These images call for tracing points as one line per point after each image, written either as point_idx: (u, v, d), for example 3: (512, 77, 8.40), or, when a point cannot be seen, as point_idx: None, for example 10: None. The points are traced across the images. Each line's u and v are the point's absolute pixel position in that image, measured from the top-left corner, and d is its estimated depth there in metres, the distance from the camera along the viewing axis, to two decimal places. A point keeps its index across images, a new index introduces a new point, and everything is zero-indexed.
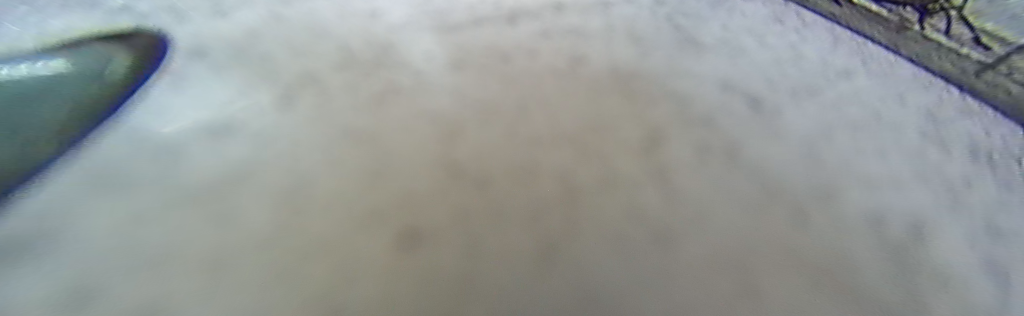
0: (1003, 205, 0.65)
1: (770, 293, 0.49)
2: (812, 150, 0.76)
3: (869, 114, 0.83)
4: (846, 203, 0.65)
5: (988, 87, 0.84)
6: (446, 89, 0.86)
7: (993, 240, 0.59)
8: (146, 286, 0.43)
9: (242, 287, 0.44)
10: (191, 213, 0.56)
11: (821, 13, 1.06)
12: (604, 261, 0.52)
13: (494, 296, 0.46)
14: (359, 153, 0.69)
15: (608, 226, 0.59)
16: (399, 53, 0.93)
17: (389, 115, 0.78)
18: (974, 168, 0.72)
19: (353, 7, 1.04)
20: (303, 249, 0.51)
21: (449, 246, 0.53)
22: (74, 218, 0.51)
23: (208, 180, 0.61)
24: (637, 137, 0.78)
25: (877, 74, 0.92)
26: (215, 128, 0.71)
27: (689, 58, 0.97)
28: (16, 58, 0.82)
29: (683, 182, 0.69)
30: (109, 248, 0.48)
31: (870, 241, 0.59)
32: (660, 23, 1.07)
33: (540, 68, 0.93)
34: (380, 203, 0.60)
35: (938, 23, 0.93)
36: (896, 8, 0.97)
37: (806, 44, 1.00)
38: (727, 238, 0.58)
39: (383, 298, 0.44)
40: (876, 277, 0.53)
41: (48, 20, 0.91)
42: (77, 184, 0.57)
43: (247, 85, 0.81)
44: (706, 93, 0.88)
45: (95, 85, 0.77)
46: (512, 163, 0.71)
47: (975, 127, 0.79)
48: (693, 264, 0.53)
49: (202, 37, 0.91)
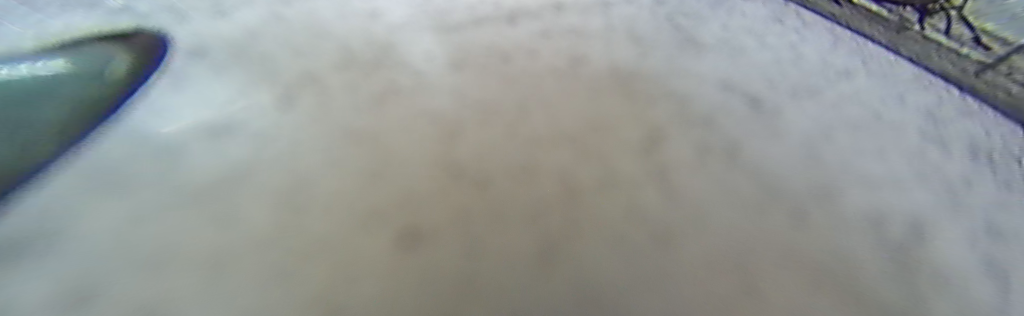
0: (1003, 206, 0.65)
1: (770, 293, 0.49)
2: (812, 150, 0.76)
3: (869, 114, 0.83)
4: (846, 203, 0.65)
5: (988, 86, 0.85)
6: (446, 89, 0.86)
7: (993, 240, 0.59)
8: (146, 287, 0.43)
9: (242, 287, 0.44)
10: (191, 214, 0.56)
11: (821, 13, 1.06)
12: (604, 261, 0.52)
13: (494, 296, 0.45)
14: (360, 153, 0.70)
15: (609, 226, 0.59)
16: (399, 53, 0.93)
17: (390, 114, 0.78)
18: (974, 168, 0.72)
19: (354, 7, 1.04)
20: (303, 249, 0.51)
21: (449, 246, 0.53)
22: (72, 218, 0.51)
23: (207, 181, 0.61)
24: (637, 137, 0.78)
25: (877, 73, 0.92)
26: (216, 128, 0.71)
27: (689, 58, 0.97)
28: (15, 58, 0.81)
29: (683, 182, 0.69)
30: (108, 249, 0.48)
31: (870, 241, 0.59)
32: (660, 23, 1.07)
33: (540, 68, 0.93)
34: (380, 203, 0.60)
35: (938, 23, 0.96)
36: (896, 9, 1.00)
37: (806, 44, 1.00)
38: (727, 239, 0.58)
39: (383, 298, 0.44)
40: (877, 278, 0.53)
41: (49, 20, 0.91)
42: (77, 183, 0.57)
43: (247, 85, 0.81)
44: (706, 93, 0.88)
45: (94, 85, 0.77)
46: (512, 163, 0.71)
47: (975, 127, 0.79)
48: (694, 265, 0.53)
49: (203, 37, 0.91)
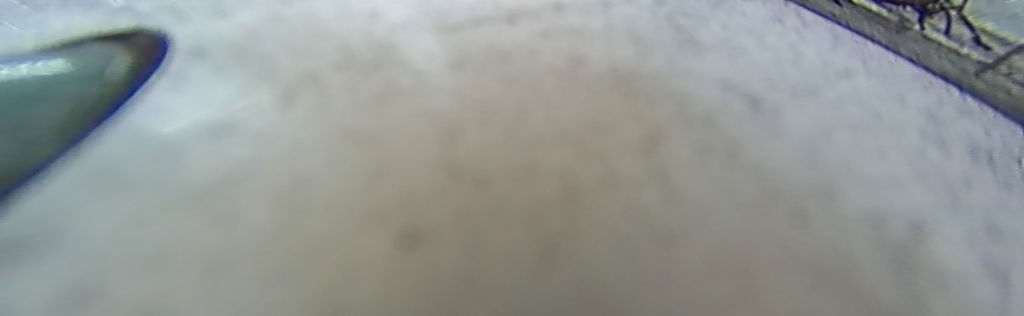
0: (1003, 205, 0.65)
1: (770, 294, 0.49)
2: (812, 151, 0.76)
3: (870, 114, 0.83)
4: (846, 203, 0.65)
5: (989, 86, 0.85)
6: (446, 89, 0.86)
7: (993, 239, 0.60)
8: (147, 286, 0.43)
9: (243, 288, 0.44)
10: (192, 213, 0.56)
11: (820, 12, 1.06)
12: (603, 260, 0.53)
13: (495, 296, 0.46)
14: (360, 153, 0.70)
15: (608, 225, 0.59)
16: (399, 53, 0.93)
17: (390, 114, 0.78)
18: (974, 167, 0.72)
19: (353, 7, 1.04)
20: (302, 250, 0.51)
21: (448, 247, 0.53)
22: (73, 219, 0.51)
23: (208, 180, 0.61)
24: (637, 136, 0.78)
25: (877, 74, 0.92)
26: (216, 128, 0.71)
27: (689, 58, 0.97)
28: (15, 58, 0.81)
29: (683, 181, 0.69)
30: (108, 248, 0.48)
31: (869, 240, 0.59)
32: (660, 23, 1.07)
33: (540, 68, 0.93)
34: (379, 203, 0.60)
35: (938, 23, 0.96)
36: (896, 8, 1.00)
37: (805, 44, 1.00)
38: (726, 239, 0.58)
39: (383, 299, 0.44)
40: (878, 278, 0.53)
41: (49, 20, 0.91)
42: (76, 183, 0.57)
43: (247, 85, 0.81)
44: (706, 93, 0.88)
45: (93, 85, 0.77)
46: (512, 164, 0.71)
47: (975, 128, 0.79)
48: (694, 264, 0.54)
49: (202, 37, 0.91)
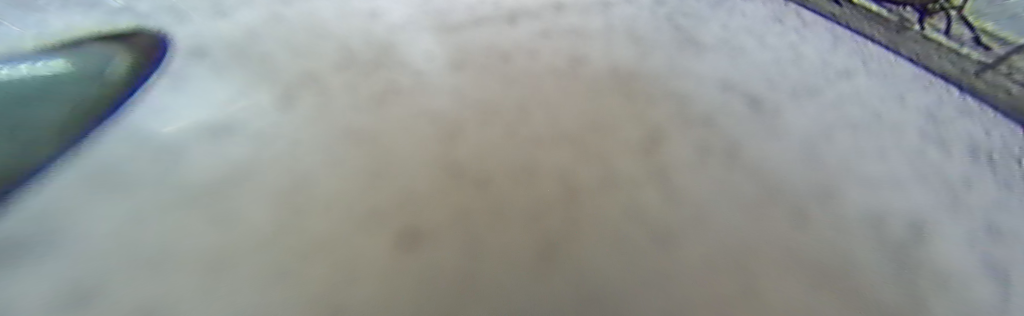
0: (1003, 205, 0.65)
1: (770, 294, 0.49)
2: (812, 151, 0.76)
3: (870, 114, 0.83)
4: (846, 203, 0.65)
5: (989, 86, 0.85)
6: (446, 89, 0.86)
7: (994, 239, 0.60)
8: (148, 286, 0.43)
9: (243, 288, 0.44)
10: (192, 214, 0.56)
11: (820, 12, 1.06)
12: (603, 260, 0.53)
13: (495, 296, 0.46)
14: (360, 153, 0.70)
15: (608, 225, 0.59)
16: (399, 53, 0.93)
17: (390, 114, 0.78)
18: (975, 167, 0.72)
19: (353, 7, 1.04)
20: (302, 250, 0.51)
21: (448, 247, 0.53)
22: (73, 219, 0.51)
23: (208, 180, 0.61)
24: (637, 136, 0.78)
25: (877, 74, 0.92)
26: (216, 128, 0.71)
27: (689, 58, 0.97)
28: (16, 58, 0.81)
29: (683, 181, 0.70)
30: (108, 248, 0.48)
31: (870, 240, 0.59)
32: (660, 23, 1.07)
33: (540, 68, 0.93)
34: (379, 203, 0.60)
35: (938, 22, 0.96)
36: (896, 8, 1.00)
37: (805, 44, 1.00)
38: (726, 238, 0.58)
39: (383, 299, 0.44)
40: (878, 278, 0.52)
41: (49, 20, 0.91)
42: (75, 183, 0.57)
43: (247, 85, 0.81)
44: (706, 93, 0.88)
45: (93, 84, 0.77)
46: (512, 164, 0.71)
47: (975, 127, 0.79)
48: (693, 264, 0.54)
49: (202, 37, 0.91)
